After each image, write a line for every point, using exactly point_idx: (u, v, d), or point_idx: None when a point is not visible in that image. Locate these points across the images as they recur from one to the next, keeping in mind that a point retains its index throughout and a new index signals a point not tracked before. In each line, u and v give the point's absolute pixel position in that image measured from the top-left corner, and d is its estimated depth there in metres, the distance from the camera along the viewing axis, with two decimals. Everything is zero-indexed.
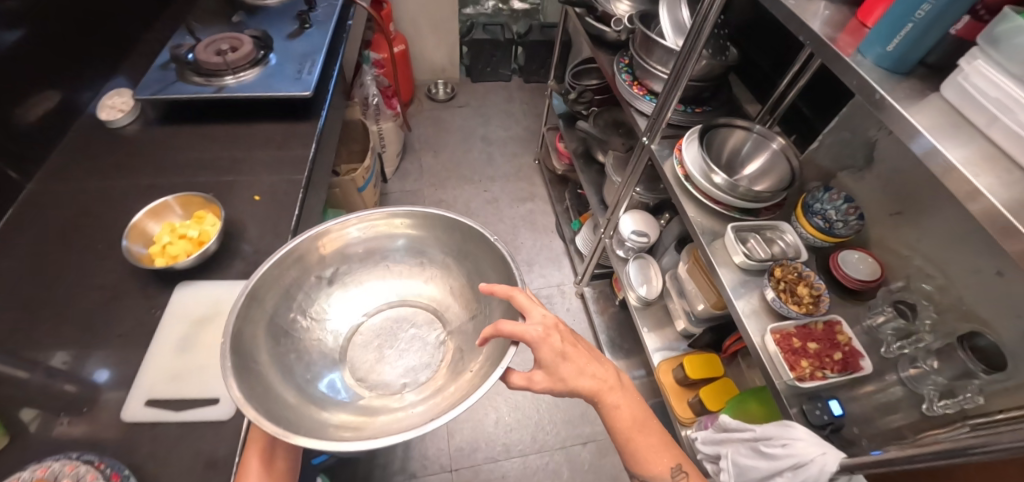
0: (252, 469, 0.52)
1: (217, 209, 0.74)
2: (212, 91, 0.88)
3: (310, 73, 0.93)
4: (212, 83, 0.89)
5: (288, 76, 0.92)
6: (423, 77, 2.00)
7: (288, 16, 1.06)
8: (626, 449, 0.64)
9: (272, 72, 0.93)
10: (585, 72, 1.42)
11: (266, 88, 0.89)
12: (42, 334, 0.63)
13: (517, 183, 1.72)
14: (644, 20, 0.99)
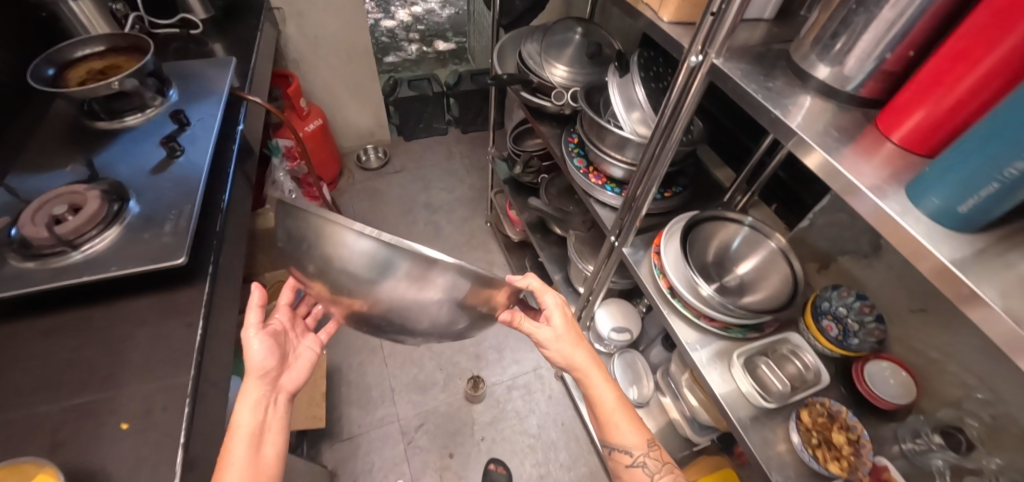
0: (241, 454, 0.57)
1: (51, 471, 0.51)
2: (47, 274, 0.64)
3: (188, 222, 0.72)
4: (44, 264, 0.65)
5: (157, 230, 0.71)
6: (350, 144, 1.81)
7: (154, 138, 0.84)
8: (603, 420, 0.68)
9: (135, 230, 0.71)
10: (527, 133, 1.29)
11: (127, 257, 0.67)
12: None
13: (472, 254, 1.57)
14: (590, 94, 0.85)
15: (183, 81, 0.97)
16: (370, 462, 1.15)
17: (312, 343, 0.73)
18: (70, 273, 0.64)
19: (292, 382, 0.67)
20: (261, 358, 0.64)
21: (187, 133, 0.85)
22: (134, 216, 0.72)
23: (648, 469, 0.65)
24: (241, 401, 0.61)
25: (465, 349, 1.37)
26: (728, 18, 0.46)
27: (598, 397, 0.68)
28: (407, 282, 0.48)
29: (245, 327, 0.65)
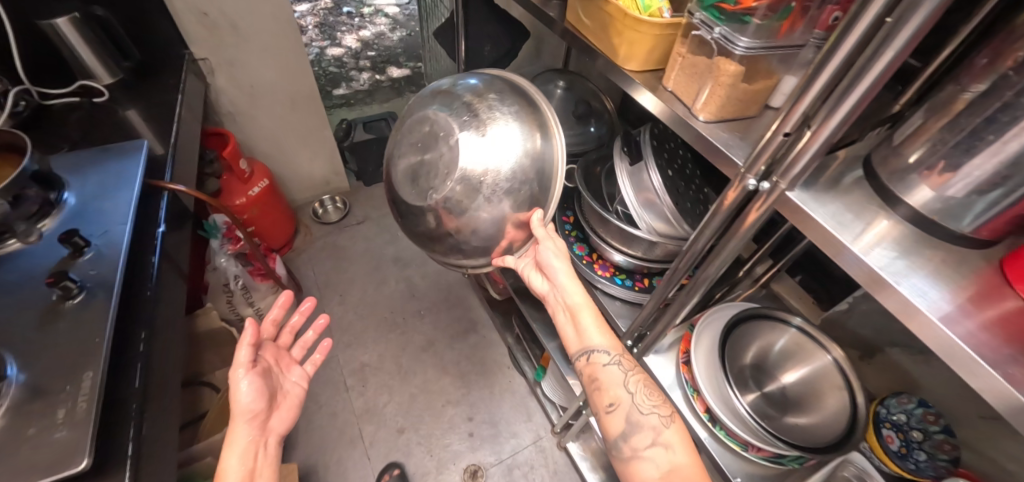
0: None
1: None
2: None
3: (93, 391, 0.54)
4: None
5: (49, 413, 0.52)
6: (302, 197, 1.61)
7: (42, 266, 0.65)
8: (574, 320, 0.64)
9: (17, 416, 0.52)
10: None
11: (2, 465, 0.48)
12: None
13: (453, 313, 1.42)
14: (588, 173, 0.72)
15: (81, 180, 0.77)
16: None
17: (297, 379, 0.70)
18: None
19: (282, 424, 0.64)
20: (248, 402, 0.59)
21: (87, 259, 0.66)
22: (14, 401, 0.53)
23: (618, 366, 0.60)
24: (230, 449, 0.56)
25: (457, 428, 1.21)
26: (812, 145, 0.33)
27: (574, 300, 0.64)
28: (496, 195, 0.56)
29: (236, 366, 0.60)
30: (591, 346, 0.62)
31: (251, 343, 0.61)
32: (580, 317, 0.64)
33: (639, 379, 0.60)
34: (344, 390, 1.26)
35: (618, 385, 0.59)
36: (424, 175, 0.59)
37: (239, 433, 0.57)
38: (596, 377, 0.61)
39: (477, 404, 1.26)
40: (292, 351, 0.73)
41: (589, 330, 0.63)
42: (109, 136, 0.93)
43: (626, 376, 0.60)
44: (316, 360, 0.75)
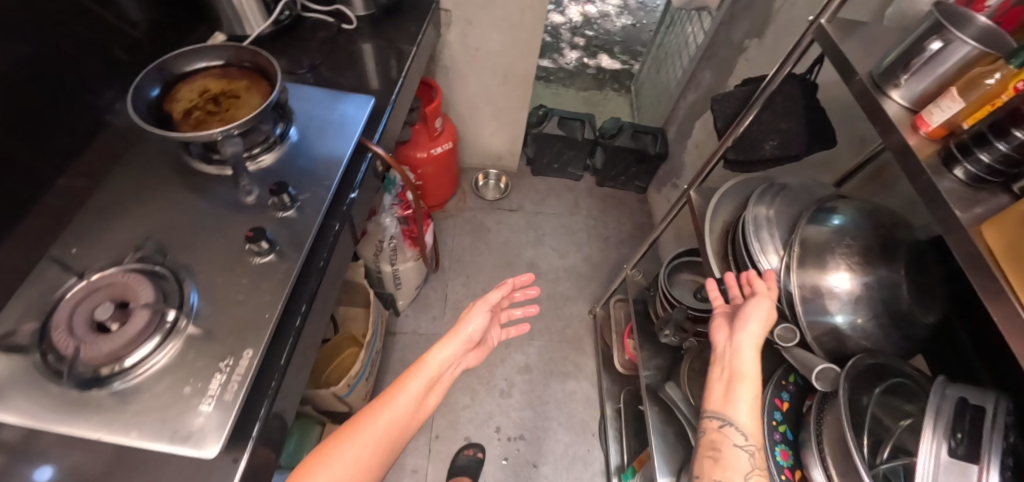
0: (411, 384, 0.65)
1: None
2: (55, 411, 0.50)
3: (243, 375, 0.55)
4: (58, 408, 0.50)
5: (207, 373, 0.54)
6: (470, 162, 1.46)
7: (252, 210, 0.68)
8: (728, 386, 0.58)
9: (186, 357, 0.55)
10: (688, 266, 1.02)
11: (159, 419, 0.51)
12: None
13: (558, 350, 1.24)
14: (856, 395, 0.54)
15: (309, 123, 0.79)
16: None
17: (495, 337, 0.84)
18: (85, 414, 0.50)
19: (474, 361, 0.78)
20: (472, 331, 0.76)
21: (285, 216, 0.68)
22: (190, 336, 0.57)
23: (749, 468, 0.53)
24: (444, 349, 0.72)
25: (519, 470, 1.08)
26: None
27: (742, 366, 0.59)
28: (818, 292, 0.58)
29: (484, 301, 0.78)
30: (731, 417, 0.56)
31: (499, 294, 0.78)
32: (737, 388, 0.58)
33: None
34: None
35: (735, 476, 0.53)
36: (849, 227, 0.61)
37: (456, 342, 0.73)
38: (716, 446, 0.55)
39: (544, 458, 1.10)
40: (501, 314, 0.86)
41: (740, 403, 0.57)
42: (336, 69, 0.93)
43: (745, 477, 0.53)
44: (512, 333, 0.89)
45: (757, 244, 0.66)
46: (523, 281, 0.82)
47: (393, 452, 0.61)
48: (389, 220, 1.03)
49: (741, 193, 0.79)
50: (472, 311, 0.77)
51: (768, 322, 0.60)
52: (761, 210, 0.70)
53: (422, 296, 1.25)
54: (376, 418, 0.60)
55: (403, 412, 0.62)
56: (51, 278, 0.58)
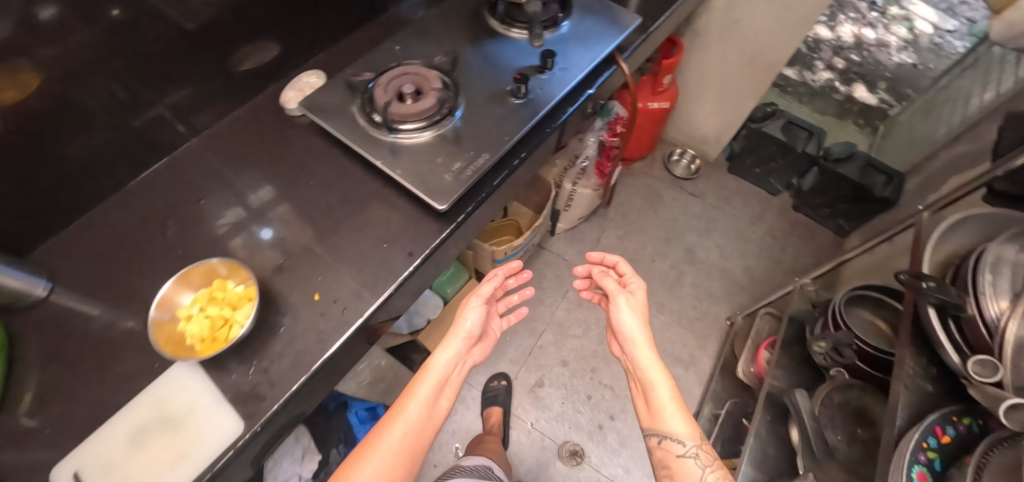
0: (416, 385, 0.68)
1: (251, 285, 0.64)
2: (361, 137, 0.72)
3: (472, 169, 0.69)
4: (365, 134, 0.73)
5: (445, 158, 0.71)
6: (671, 134, 1.47)
7: (513, 66, 0.82)
8: (649, 401, 0.71)
9: (438, 142, 0.73)
10: (859, 300, 0.95)
11: (411, 172, 0.69)
12: (91, 356, 0.65)
13: (680, 335, 1.21)
14: None
15: (579, 21, 0.91)
16: (456, 419, 1.13)
17: (496, 327, 0.86)
18: (374, 147, 0.72)
19: (479, 355, 0.80)
20: (469, 327, 0.76)
21: (541, 78, 0.80)
22: (451, 129, 0.74)
23: (698, 463, 0.65)
24: (446, 348, 0.74)
25: (598, 408, 1.14)
26: None
27: (647, 376, 0.73)
28: None
29: (478, 294, 0.77)
30: (669, 432, 0.68)
31: (488, 286, 0.77)
32: (655, 398, 0.71)
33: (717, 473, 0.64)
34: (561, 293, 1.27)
35: (692, 474, 0.63)
36: None
37: (455, 341, 0.74)
38: (665, 460, 0.66)
39: (625, 413, 1.13)
40: (498, 304, 0.87)
41: (669, 416, 0.69)
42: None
43: (701, 470, 0.64)
44: (512, 318, 0.90)
45: (987, 282, 0.58)
46: (507, 269, 0.80)
47: (418, 457, 0.64)
48: (592, 141, 1.10)
49: (995, 228, 0.68)
50: (466, 309, 0.77)
51: (640, 323, 0.77)
52: (1009, 249, 0.60)
53: (578, 228, 1.33)
54: (389, 430, 0.63)
55: (416, 418, 0.65)
56: (377, 57, 0.80)
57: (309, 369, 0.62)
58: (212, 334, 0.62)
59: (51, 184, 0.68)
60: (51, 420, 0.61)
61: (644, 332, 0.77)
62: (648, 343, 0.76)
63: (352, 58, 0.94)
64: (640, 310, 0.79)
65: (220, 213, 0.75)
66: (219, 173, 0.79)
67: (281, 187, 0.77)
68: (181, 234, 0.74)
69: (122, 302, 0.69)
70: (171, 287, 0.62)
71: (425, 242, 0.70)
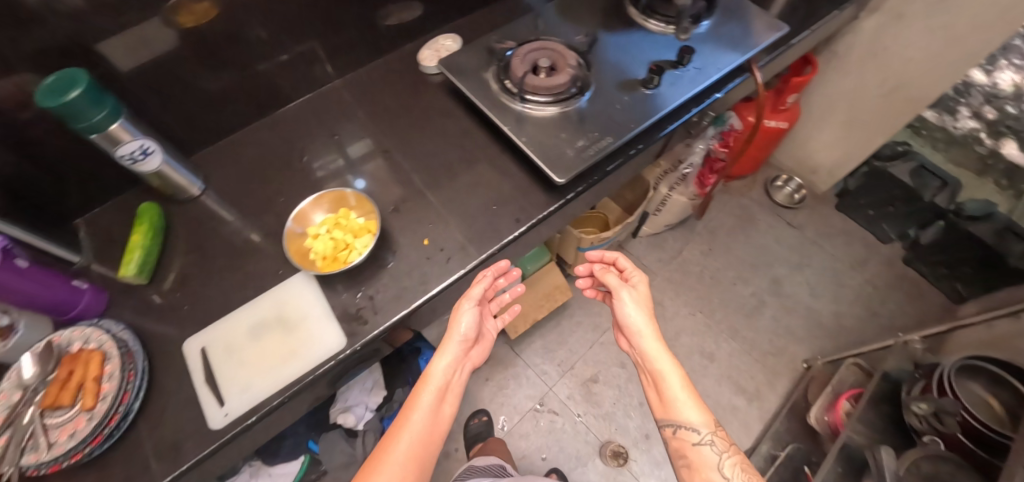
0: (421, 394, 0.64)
1: (375, 220, 0.69)
2: (491, 102, 0.76)
3: (593, 151, 0.70)
4: (496, 100, 0.76)
5: (568, 135, 0.72)
6: (780, 159, 1.39)
7: (647, 57, 0.81)
8: (660, 390, 0.68)
9: (563, 119, 0.74)
10: (977, 371, 0.86)
11: (534, 142, 0.71)
12: (228, 254, 0.74)
13: (750, 366, 1.16)
14: None
15: (723, 21, 0.88)
16: (508, 394, 1.17)
17: (492, 327, 0.77)
18: (502, 113, 0.74)
19: (479, 356, 0.73)
20: (465, 329, 0.68)
21: (675, 73, 0.79)
22: (577, 110, 0.75)
23: (714, 449, 0.61)
24: (443, 354, 0.67)
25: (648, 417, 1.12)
26: None
27: (656, 367, 0.69)
28: None
29: (469, 296, 0.68)
30: (681, 421, 0.64)
31: (477, 290, 0.67)
32: (665, 386, 0.67)
33: (736, 460, 0.60)
34: None
35: (709, 462, 0.60)
36: None
37: (449, 347, 0.67)
38: (681, 447, 0.63)
39: None
40: (491, 303, 0.77)
41: (681, 404, 0.65)
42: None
43: (719, 457, 0.61)
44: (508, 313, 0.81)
45: None
46: (493, 270, 0.68)
47: (431, 463, 0.61)
48: (701, 149, 1.06)
49: None
50: (458, 312, 0.68)
51: (644, 314, 0.72)
52: None
53: (661, 236, 1.31)
54: (396, 443, 0.59)
55: (421, 427, 0.61)
56: (517, 29, 0.83)
57: (408, 306, 0.66)
58: (335, 253, 0.67)
59: (219, 97, 0.77)
60: (193, 300, 0.70)
61: (650, 322, 0.72)
62: (655, 334, 0.72)
63: (487, 27, 0.97)
64: (644, 301, 0.74)
65: (351, 150, 0.81)
66: (352, 114, 0.85)
67: (406, 136, 0.81)
68: (314, 163, 0.81)
69: (257, 213, 0.78)
70: (309, 204, 0.68)
71: (533, 212, 0.73)
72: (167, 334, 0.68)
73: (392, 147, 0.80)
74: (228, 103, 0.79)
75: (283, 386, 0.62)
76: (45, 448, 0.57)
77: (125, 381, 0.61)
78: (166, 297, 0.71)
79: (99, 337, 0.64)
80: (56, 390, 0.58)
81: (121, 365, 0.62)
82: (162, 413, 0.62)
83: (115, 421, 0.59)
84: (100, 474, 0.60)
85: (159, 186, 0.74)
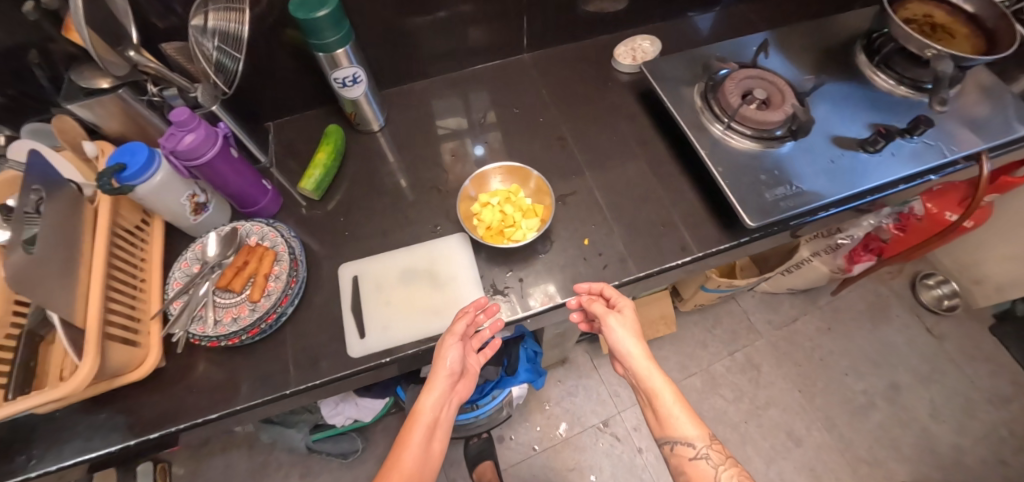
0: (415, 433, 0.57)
1: (547, 209, 0.67)
2: (690, 119, 0.72)
3: (790, 202, 0.64)
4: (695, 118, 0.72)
5: (765, 177, 0.67)
6: (940, 257, 1.23)
7: (871, 115, 0.73)
8: (655, 408, 0.60)
9: (762, 158, 0.69)
10: None
11: (727, 174, 0.67)
12: (391, 193, 0.76)
13: (840, 467, 1.04)
14: None
15: (969, 97, 0.76)
16: (575, 403, 1.15)
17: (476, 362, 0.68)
18: (699, 134, 0.71)
19: (466, 392, 0.64)
20: (453, 364, 0.59)
21: (900, 142, 0.70)
22: (777, 153, 0.69)
23: (710, 463, 0.54)
24: (428, 391, 0.59)
25: None
26: None
27: (649, 386, 0.60)
28: None
29: (451, 332, 0.59)
30: (677, 436, 0.57)
31: (458, 328, 0.58)
32: (662, 402, 0.59)
33: (735, 475, 0.53)
34: (728, 350, 1.18)
35: None
36: None
37: (436, 383, 0.58)
38: (681, 463, 0.56)
39: None
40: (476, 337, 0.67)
41: (676, 418, 0.58)
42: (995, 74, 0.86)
43: (716, 471, 0.53)
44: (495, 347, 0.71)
45: None
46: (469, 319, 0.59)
47: None
48: (870, 224, 0.96)
49: None
50: (443, 350, 0.59)
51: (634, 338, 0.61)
52: None
53: (778, 298, 1.22)
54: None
55: (413, 466, 0.54)
56: (732, 51, 0.78)
57: (553, 301, 0.64)
58: (500, 227, 0.67)
59: (422, 43, 0.79)
60: (353, 228, 0.74)
61: (640, 343, 0.62)
62: (648, 354, 0.61)
63: (689, 37, 0.92)
64: (633, 325, 0.62)
65: (525, 128, 0.80)
66: (535, 91, 0.84)
67: (584, 129, 0.79)
68: (487, 130, 0.81)
69: (425, 162, 0.79)
70: (490, 171, 0.69)
71: (699, 243, 0.68)
72: (325, 252, 0.72)
73: (570, 135, 0.79)
74: (426, 51, 0.81)
75: (420, 339, 0.63)
76: (211, 324, 0.62)
77: (288, 286, 0.64)
78: (330, 216, 0.75)
79: (275, 237, 0.68)
80: (231, 274, 0.62)
81: (288, 270, 0.65)
82: (307, 322, 0.66)
83: (272, 320, 0.63)
84: (247, 359, 0.65)
85: (350, 113, 0.77)
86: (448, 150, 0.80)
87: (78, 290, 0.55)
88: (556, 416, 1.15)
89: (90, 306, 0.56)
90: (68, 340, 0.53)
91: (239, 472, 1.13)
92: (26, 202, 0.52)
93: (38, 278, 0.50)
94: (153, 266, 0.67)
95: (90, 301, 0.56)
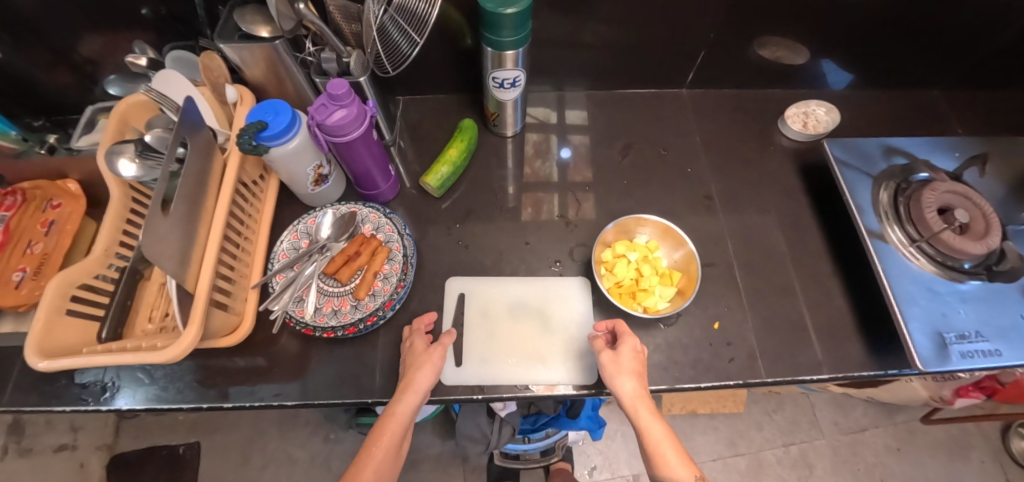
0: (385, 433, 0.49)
1: (688, 287, 0.61)
2: (869, 219, 0.63)
3: (967, 352, 0.55)
4: (883, 219, 0.63)
5: (941, 312, 0.57)
6: None
7: None
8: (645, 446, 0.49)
9: (944, 286, 0.59)
10: None
11: (899, 295, 0.58)
12: (510, 206, 0.71)
13: None
14: None
15: None
16: (608, 448, 1.11)
17: None
18: (877, 236, 0.61)
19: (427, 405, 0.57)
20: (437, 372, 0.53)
21: None
22: (962, 287, 0.59)
23: None
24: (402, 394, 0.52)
25: None
26: None
27: (637, 422, 0.49)
28: None
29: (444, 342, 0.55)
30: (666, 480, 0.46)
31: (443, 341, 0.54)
32: (653, 442, 0.48)
33: None
34: (782, 440, 1.10)
35: None
36: None
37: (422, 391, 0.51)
38: None
39: None
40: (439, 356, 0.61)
41: (668, 460, 0.47)
42: None
43: None
44: None
45: None
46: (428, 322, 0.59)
47: None
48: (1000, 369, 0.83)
49: None
50: (426, 354, 0.53)
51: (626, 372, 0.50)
52: None
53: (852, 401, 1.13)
54: None
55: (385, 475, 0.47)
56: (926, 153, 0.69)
57: (668, 384, 0.58)
58: (633, 289, 0.61)
59: (584, 55, 0.73)
60: (463, 234, 0.69)
61: (637, 379, 0.51)
62: (643, 390, 0.50)
63: (866, 114, 0.82)
64: (633, 362, 0.52)
65: (667, 173, 0.73)
66: (686, 135, 0.77)
67: (732, 191, 0.72)
68: (626, 165, 0.74)
69: (553, 182, 0.73)
70: (639, 222, 0.64)
71: (839, 359, 0.60)
72: (432, 253, 0.67)
73: (715, 194, 0.71)
74: (584, 65, 0.75)
75: (519, 386, 0.58)
76: (311, 309, 0.58)
77: (393, 288, 0.60)
78: (442, 215, 0.70)
79: (389, 232, 0.64)
80: (341, 262, 0.58)
81: (396, 272, 0.61)
82: (401, 325, 0.62)
83: (372, 322, 0.59)
84: (335, 348, 0.62)
85: (491, 113, 0.71)
86: (555, 153, 0.76)
87: (194, 249, 0.52)
88: (586, 455, 1.11)
89: (201, 269, 0.52)
90: (177, 306, 0.49)
91: (268, 416, 1.14)
92: (172, 148, 0.49)
93: (163, 237, 0.46)
94: (261, 226, 0.64)
95: (200, 261, 0.52)
